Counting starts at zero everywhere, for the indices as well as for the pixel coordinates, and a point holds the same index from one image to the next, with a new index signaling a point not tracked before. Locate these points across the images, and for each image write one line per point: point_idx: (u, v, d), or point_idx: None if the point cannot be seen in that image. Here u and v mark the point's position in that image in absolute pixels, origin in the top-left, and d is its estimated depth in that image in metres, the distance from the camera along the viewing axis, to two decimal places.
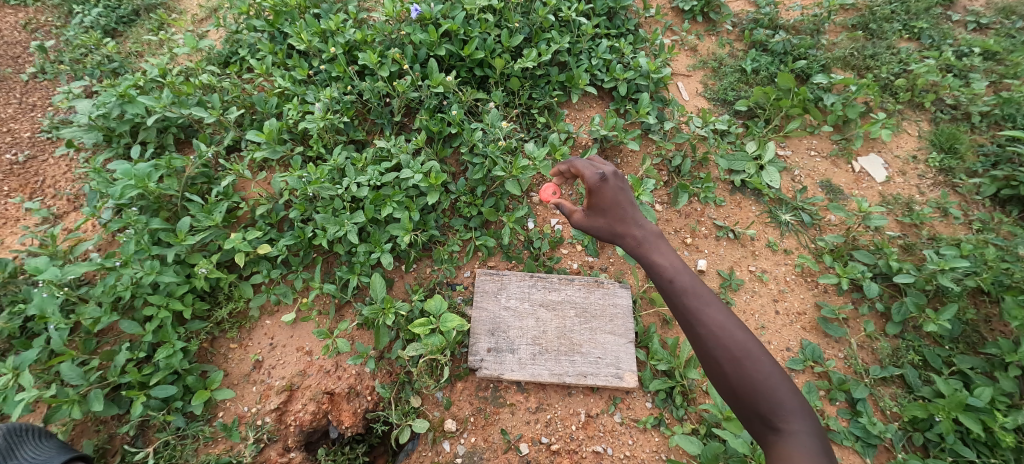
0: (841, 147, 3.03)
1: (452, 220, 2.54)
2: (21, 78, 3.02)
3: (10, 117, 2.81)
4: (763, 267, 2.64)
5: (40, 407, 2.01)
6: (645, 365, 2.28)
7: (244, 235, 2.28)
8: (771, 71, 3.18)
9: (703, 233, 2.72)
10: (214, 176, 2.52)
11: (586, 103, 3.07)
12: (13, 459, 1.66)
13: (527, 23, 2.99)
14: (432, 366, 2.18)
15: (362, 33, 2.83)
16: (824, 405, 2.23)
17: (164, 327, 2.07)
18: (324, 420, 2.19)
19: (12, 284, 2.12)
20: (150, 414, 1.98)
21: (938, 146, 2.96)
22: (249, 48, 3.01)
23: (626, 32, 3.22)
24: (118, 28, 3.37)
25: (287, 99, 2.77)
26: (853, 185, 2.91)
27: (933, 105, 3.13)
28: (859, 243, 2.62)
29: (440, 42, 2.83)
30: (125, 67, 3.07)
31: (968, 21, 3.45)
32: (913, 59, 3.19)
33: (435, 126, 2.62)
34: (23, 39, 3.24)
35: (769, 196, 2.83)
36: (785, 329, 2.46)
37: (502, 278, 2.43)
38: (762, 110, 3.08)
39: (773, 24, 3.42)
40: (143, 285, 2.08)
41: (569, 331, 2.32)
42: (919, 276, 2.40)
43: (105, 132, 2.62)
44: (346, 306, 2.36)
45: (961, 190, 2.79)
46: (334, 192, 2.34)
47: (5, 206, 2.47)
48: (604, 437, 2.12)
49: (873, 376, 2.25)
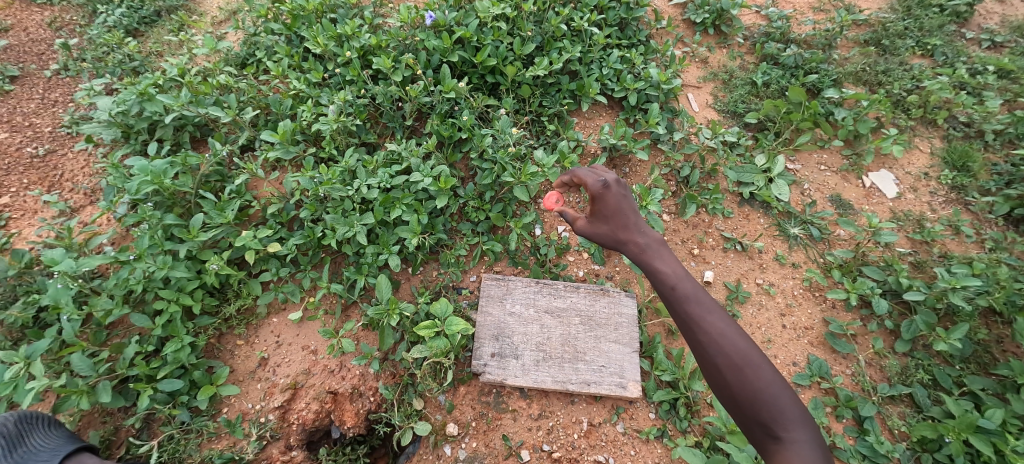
0: (852, 162, 3.02)
1: (460, 224, 2.56)
2: (44, 74, 3.09)
3: (32, 112, 2.88)
4: (770, 280, 2.62)
5: (49, 396, 2.04)
6: (650, 376, 2.27)
7: (255, 234, 2.31)
8: (782, 84, 3.19)
9: (710, 244, 2.71)
10: (228, 174, 2.56)
11: (597, 111, 3.09)
12: (23, 446, 1.69)
13: (539, 32, 3.05)
14: (435, 369, 2.17)
15: (377, 38, 2.89)
16: (831, 422, 2.20)
17: (173, 321, 2.10)
18: (326, 420, 2.20)
19: (28, 274, 2.17)
20: (156, 407, 2.01)
21: (950, 164, 2.94)
22: (266, 50, 3.07)
23: (637, 43, 3.25)
24: (139, 29, 3.45)
25: (302, 101, 2.82)
26: (863, 200, 2.89)
27: (945, 122, 3.11)
28: (869, 259, 2.60)
29: (453, 49, 2.89)
30: (145, 66, 3.15)
31: (982, 39, 3.45)
32: (926, 75, 3.18)
33: (446, 131, 2.63)
34: (48, 37, 3.33)
35: (778, 209, 2.81)
36: (791, 344, 2.44)
37: (508, 283, 2.44)
38: (773, 123, 3.08)
39: (785, 38, 3.44)
40: (155, 280, 2.11)
41: (573, 338, 2.32)
42: (929, 294, 2.37)
43: (124, 129, 2.67)
44: (353, 306, 2.37)
45: (973, 208, 2.77)
46: (345, 193, 2.37)
47: (24, 199, 2.53)
48: (606, 446, 2.11)
49: (881, 394, 2.23)
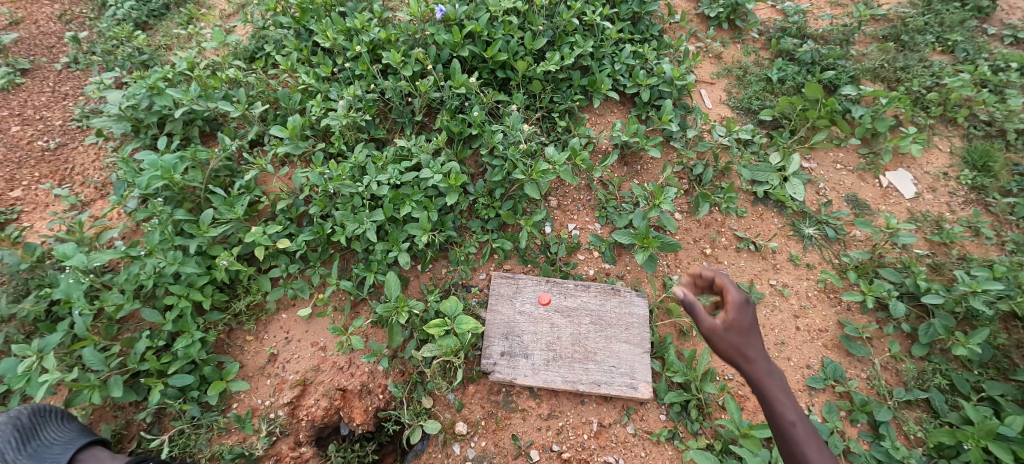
0: (869, 161, 2.96)
1: (469, 221, 2.53)
2: (55, 67, 3.10)
3: (43, 106, 2.89)
4: (784, 281, 2.58)
5: (61, 390, 2.06)
6: (661, 377, 2.24)
7: (265, 229, 2.29)
8: (797, 81, 3.12)
9: (723, 243, 2.67)
10: (238, 169, 2.56)
11: (608, 107, 3.05)
12: (37, 439, 1.72)
13: (551, 27, 3.01)
14: (445, 368, 2.17)
15: (386, 32, 2.85)
16: (845, 426, 2.17)
17: (184, 317, 2.10)
18: (336, 417, 2.19)
19: (40, 268, 2.18)
20: (167, 402, 2.02)
21: (970, 164, 2.87)
22: (275, 44, 3.05)
23: (650, 38, 3.20)
24: (149, 22, 3.45)
25: (311, 95, 2.80)
26: (880, 200, 2.83)
27: (966, 121, 3.04)
28: (885, 260, 2.56)
29: (464, 43, 2.85)
30: (155, 60, 3.14)
31: (1005, 34, 3.35)
32: (946, 73, 3.11)
33: (456, 127, 2.61)
34: (58, 30, 3.33)
35: (792, 208, 2.76)
36: (805, 346, 2.40)
37: (518, 282, 2.42)
38: (788, 121, 3.02)
39: (801, 33, 3.37)
40: (165, 275, 2.11)
41: (583, 338, 2.29)
42: (948, 297, 2.32)
43: (134, 123, 2.66)
44: (362, 303, 2.36)
45: (994, 209, 2.70)
46: (354, 190, 2.34)
47: (36, 192, 2.54)
48: (616, 448, 2.09)
49: (897, 398, 2.19)
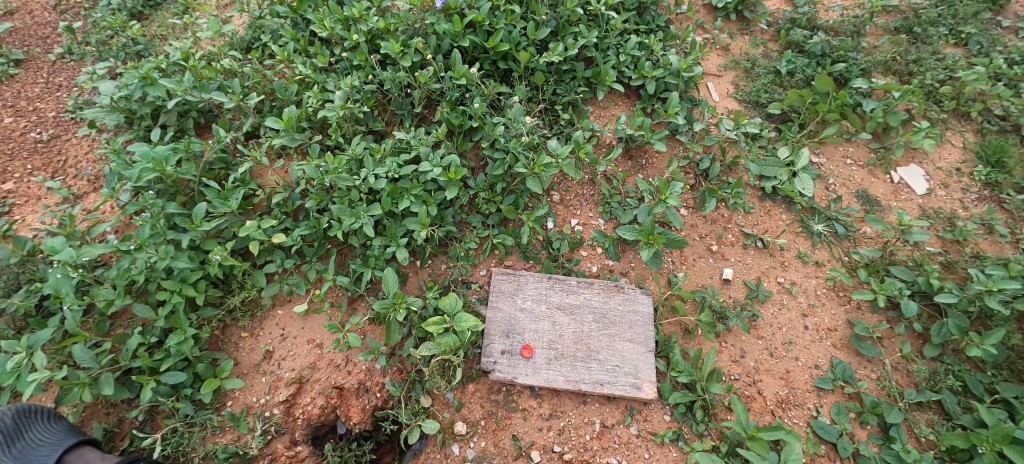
0: (880, 156, 2.88)
1: (470, 216, 2.47)
2: (49, 57, 3.03)
3: (36, 96, 2.83)
4: (792, 279, 2.51)
5: (52, 387, 2.01)
6: (666, 376, 2.18)
7: (259, 223, 2.23)
8: (807, 73, 3.04)
9: (729, 240, 2.61)
10: (232, 162, 2.50)
11: (612, 100, 2.97)
12: (21, 441, 1.68)
13: (554, 17, 2.92)
14: (444, 366, 2.11)
15: (385, 22, 2.78)
16: (854, 428, 2.11)
17: (176, 313, 2.04)
18: (332, 415, 2.14)
19: (31, 262, 2.13)
20: (160, 400, 1.97)
21: (984, 159, 2.79)
22: (272, 34, 2.97)
23: (656, 29, 3.12)
24: (144, 11, 3.38)
25: (308, 87, 2.73)
26: (890, 196, 2.76)
27: (979, 115, 2.95)
28: (896, 258, 2.49)
29: (464, 33, 2.77)
30: (149, 50, 3.07)
31: (1020, 27, 3.25)
32: (960, 65, 3.01)
33: (456, 119, 2.54)
34: (52, 20, 3.25)
35: (801, 204, 2.69)
36: (814, 346, 2.34)
37: (520, 279, 2.36)
38: (797, 115, 2.94)
39: (811, 25, 3.28)
40: (157, 270, 2.05)
41: (586, 337, 2.24)
42: (962, 296, 2.24)
43: (126, 114, 2.59)
44: (359, 299, 2.31)
45: (1008, 206, 2.62)
46: (351, 183, 2.28)
47: (28, 185, 2.49)
48: (619, 449, 2.04)
49: (908, 400, 2.13)
